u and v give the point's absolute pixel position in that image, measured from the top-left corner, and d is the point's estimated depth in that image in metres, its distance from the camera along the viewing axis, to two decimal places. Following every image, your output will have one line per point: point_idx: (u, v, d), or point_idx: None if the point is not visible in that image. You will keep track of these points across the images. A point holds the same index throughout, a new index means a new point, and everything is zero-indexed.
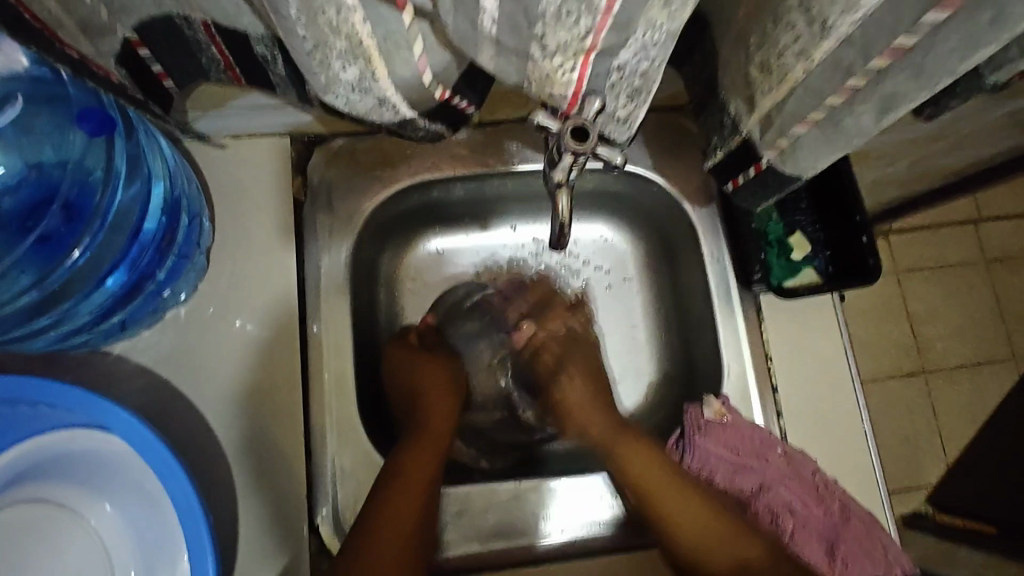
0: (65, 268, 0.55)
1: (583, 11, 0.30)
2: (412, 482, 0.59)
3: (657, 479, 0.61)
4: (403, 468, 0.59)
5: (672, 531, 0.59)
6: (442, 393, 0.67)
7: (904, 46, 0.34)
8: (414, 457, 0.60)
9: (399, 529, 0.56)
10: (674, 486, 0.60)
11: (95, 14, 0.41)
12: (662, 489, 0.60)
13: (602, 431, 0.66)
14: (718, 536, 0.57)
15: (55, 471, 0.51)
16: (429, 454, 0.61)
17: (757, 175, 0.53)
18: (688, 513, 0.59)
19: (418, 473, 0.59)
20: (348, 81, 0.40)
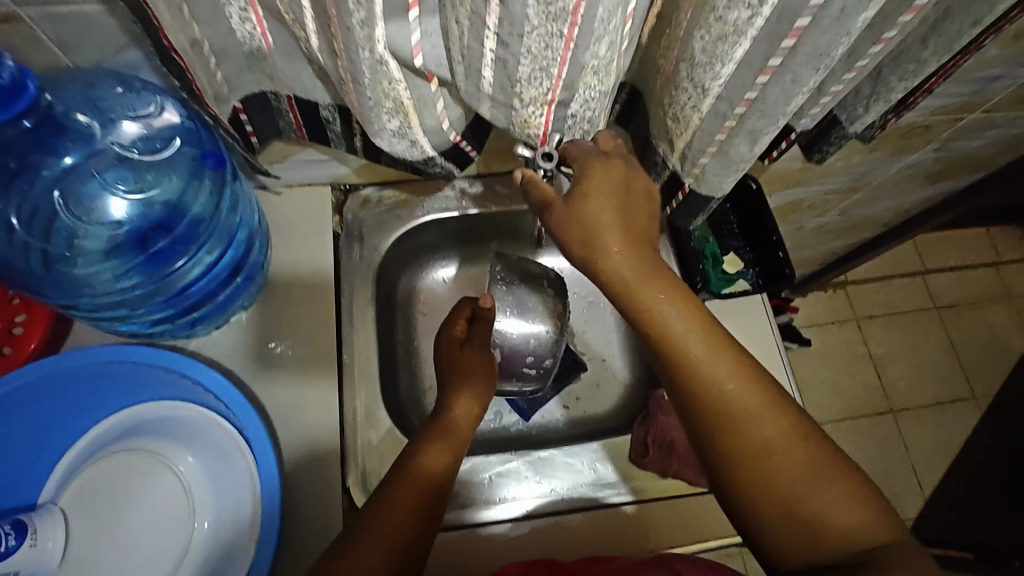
0: (168, 277, 0.68)
1: (544, 78, 0.49)
2: (416, 479, 0.64)
3: (719, 352, 0.53)
4: (412, 469, 0.65)
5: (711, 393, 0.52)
6: (468, 389, 0.74)
7: (750, 98, 0.55)
8: (433, 450, 0.68)
9: (402, 514, 0.61)
10: (736, 363, 0.53)
11: (222, 89, 0.60)
12: (717, 361, 0.53)
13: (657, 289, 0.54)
14: (766, 421, 0.52)
15: (151, 428, 0.66)
16: (441, 452, 0.68)
17: (684, 198, 0.72)
18: (748, 399, 0.52)
19: (431, 466, 0.66)
20: (392, 129, 0.59)
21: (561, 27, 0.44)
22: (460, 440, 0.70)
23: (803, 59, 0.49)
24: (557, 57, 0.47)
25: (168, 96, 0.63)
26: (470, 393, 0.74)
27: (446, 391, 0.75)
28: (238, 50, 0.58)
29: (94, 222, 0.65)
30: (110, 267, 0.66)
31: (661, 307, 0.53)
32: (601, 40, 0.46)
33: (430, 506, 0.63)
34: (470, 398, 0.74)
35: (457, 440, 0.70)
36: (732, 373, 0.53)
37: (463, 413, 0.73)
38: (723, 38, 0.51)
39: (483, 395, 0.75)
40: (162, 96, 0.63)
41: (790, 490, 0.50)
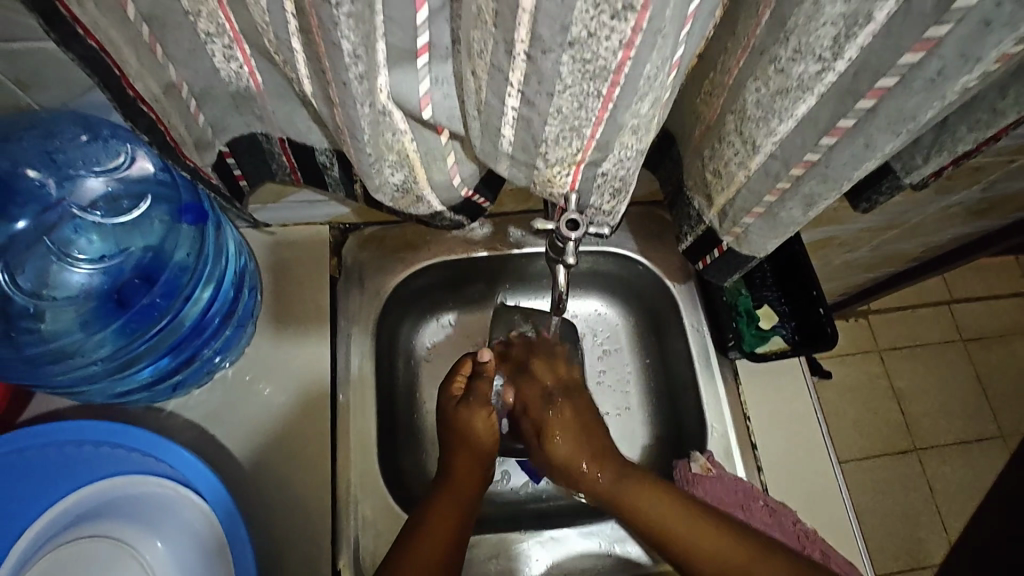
0: (149, 335, 0.62)
1: (574, 138, 0.42)
2: (438, 527, 0.63)
3: (664, 509, 0.65)
4: (427, 520, 0.64)
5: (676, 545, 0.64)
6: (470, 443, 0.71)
7: (811, 159, 0.47)
8: (442, 508, 0.65)
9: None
10: (695, 518, 0.64)
11: (204, 134, 0.53)
12: (671, 518, 0.65)
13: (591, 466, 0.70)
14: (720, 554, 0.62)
15: (114, 510, 0.58)
16: (449, 512, 0.65)
17: (720, 256, 0.65)
18: (700, 539, 0.63)
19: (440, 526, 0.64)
20: (394, 183, 0.51)
21: (599, 86, 0.36)
22: (468, 492, 0.68)
23: (882, 123, 0.41)
24: (591, 118, 0.39)
25: (138, 145, 0.60)
26: (479, 442, 0.71)
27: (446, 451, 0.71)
28: (223, 91, 0.51)
29: (70, 287, 0.62)
30: (83, 330, 0.61)
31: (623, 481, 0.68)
32: (644, 99, 0.39)
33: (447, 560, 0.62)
34: (470, 452, 0.70)
35: (462, 497, 0.67)
36: (678, 519, 0.65)
37: (466, 465, 0.69)
38: (782, 93, 0.44)
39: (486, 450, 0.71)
40: (133, 143, 0.60)
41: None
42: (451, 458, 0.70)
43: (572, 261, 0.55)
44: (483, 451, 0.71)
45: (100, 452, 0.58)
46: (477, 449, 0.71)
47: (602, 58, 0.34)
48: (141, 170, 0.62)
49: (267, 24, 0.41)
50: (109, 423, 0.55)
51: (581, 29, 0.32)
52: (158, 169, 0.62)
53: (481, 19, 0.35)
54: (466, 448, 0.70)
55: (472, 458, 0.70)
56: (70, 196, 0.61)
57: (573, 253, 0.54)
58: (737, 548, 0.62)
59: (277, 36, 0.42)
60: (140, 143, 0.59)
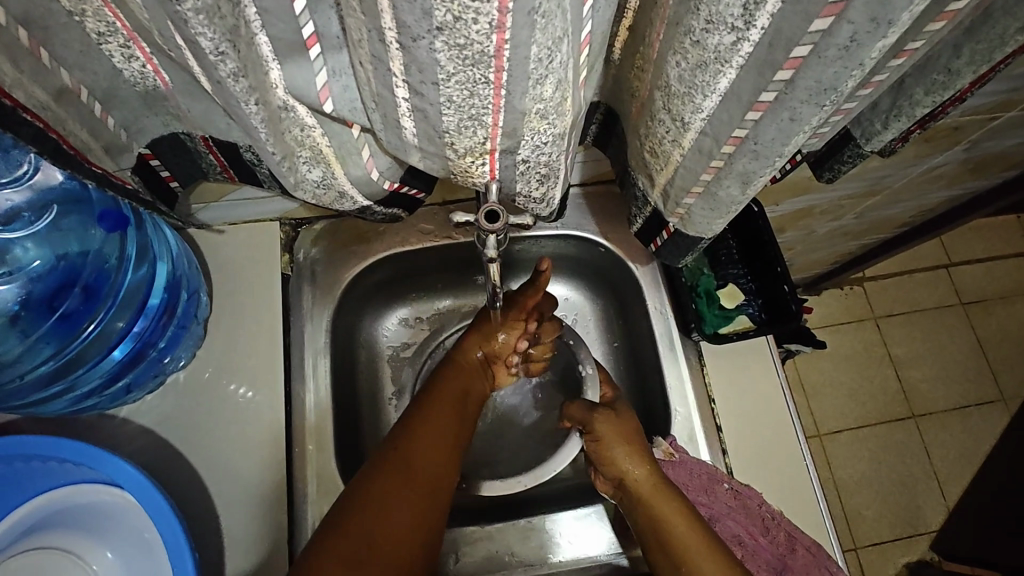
0: (79, 341, 0.62)
1: (477, 126, 0.39)
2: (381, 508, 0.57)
3: (679, 529, 0.61)
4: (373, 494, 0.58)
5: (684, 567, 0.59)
6: (464, 395, 0.69)
7: (740, 136, 0.44)
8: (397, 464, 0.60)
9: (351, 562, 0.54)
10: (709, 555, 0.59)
11: (116, 138, 0.51)
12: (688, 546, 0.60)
13: (643, 480, 0.65)
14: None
15: (69, 518, 0.59)
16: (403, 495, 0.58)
17: (670, 238, 0.62)
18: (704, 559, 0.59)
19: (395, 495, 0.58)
20: (314, 179, 0.50)
21: (484, 72, 0.34)
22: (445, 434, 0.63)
23: (802, 95, 0.39)
24: (487, 106, 0.37)
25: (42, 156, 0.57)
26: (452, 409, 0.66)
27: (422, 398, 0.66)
28: (129, 91, 0.48)
29: (3, 299, 0.62)
30: (19, 339, 0.61)
31: (656, 511, 0.63)
32: (544, 82, 0.36)
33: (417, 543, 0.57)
34: (438, 414, 0.64)
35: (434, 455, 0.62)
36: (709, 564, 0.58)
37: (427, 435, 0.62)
38: (701, 66, 0.41)
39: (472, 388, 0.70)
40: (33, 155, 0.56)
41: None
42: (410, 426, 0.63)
43: (494, 254, 0.53)
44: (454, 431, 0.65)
45: (35, 468, 0.57)
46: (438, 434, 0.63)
47: (477, 43, 0.31)
48: (48, 179, 0.60)
49: (148, 21, 0.39)
50: (40, 438, 0.55)
51: (445, 13, 0.30)
52: (67, 179, 0.60)
53: (351, 5, 0.32)
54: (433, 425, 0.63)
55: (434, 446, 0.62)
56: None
57: (497, 248, 0.52)
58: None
59: (161, 34, 0.39)
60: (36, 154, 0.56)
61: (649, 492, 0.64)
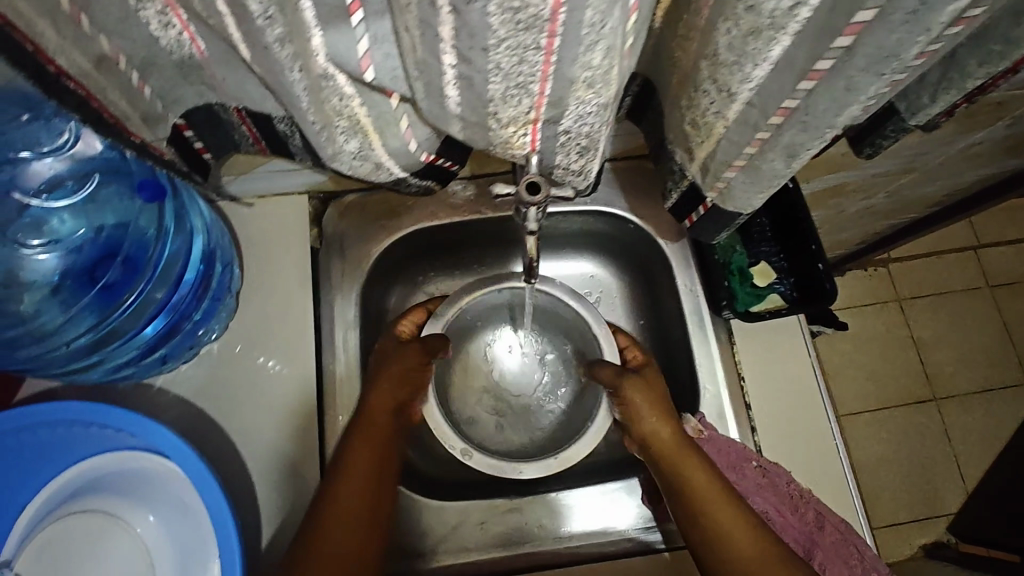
0: (122, 311, 0.62)
1: (523, 95, 0.39)
2: (348, 514, 0.58)
3: (709, 494, 0.61)
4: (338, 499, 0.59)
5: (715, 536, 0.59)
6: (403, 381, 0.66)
7: (789, 107, 0.43)
8: (363, 445, 0.61)
9: (354, 533, 0.58)
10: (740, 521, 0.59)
11: (153, 108, 0.51)
12: (718, 509, 0.60)
13: (670, 440, 0.65)
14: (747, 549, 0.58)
15: (113, 485, 0.60)
16: (354, 497, 0.59)
17: (705, 213, 0.61)
18: (733, 524, 0.59)
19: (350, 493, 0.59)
20: (350, 151, 0.50)
21: (536, 37, 0.33)
22: (393, 420, 0.64)
23: (861, 63, 0.37)
24: (535, 73, 0.36)
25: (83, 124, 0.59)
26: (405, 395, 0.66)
27: (370, 381, 0.67)
28: (166, 61, 0.48)
29: (42, 270, 0.62)
30: (60, 310, 0.61)
31: (685, 473, 0.63)
32: (594, 49, 0.35)
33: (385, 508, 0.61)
34: (375, 423, 0.63)
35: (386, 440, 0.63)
36: (739, 527, 0.59)
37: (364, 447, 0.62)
38: (753, 33, 0.39)
39: (418, 375, 0.67)
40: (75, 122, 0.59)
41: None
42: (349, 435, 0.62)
43: (535, 228, 0.53)
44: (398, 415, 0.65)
45: (73, 432, 0.59)
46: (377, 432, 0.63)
47: (532, 7, 0.31)
48: (88, 149, 0.61)
49: None
50: (73, 403, 0.55)
51: None
52: (105, 148, 0.61)
53: None
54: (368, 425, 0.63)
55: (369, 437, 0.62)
56: (14, 181, 0.60)
57: (537, 222, 0.52)
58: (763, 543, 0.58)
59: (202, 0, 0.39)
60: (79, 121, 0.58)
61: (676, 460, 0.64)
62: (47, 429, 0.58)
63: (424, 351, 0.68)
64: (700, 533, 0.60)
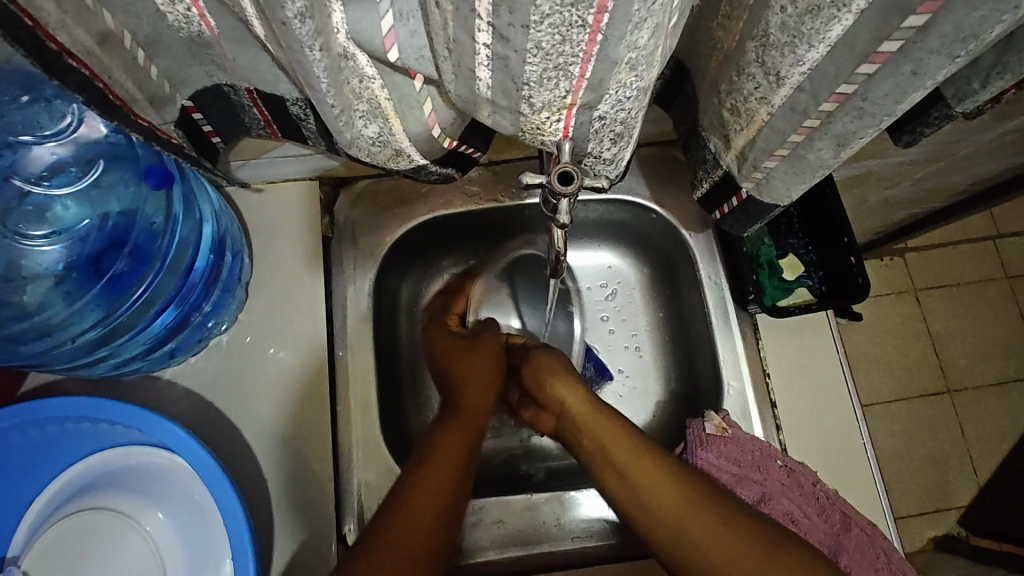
0: (130, 305, 0.60)
1: (561, 78, 0.36)
2: (429, 495, 0.56)
3: (625, 454, 0.61)
4: (414, 485, 0.57)
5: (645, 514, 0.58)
6: (488, 372, 0.71)
7: (845, 92, 0.40)
8: (452, 436, 0.62)
9: (421, 525, 0.54)
10: (662, 478, 0.59)
11: (160, 89, 0.48)
12: (635, 467, 0.60)
13: (579, 409, 0.67)
14: (658, 497, 0.58)
15: (122, 479, 0.58)
16: (434, 480, 0.57)
17: (739, 205, 0.58)
18: (649, 482, 0.59)
19: (433, 478, 0.57)
20: (369, 136, 0.47)
21: (583, 13, 0.30)
22: (481, 422, 0.67)
23: (935, 45, 0.34)
24: (578, 53, 0.33)
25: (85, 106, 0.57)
26: (484, 385, 0.70)
27: (454, 385, 0.69)
28: (173, 38, 0.45)
29: (45, 262, 0.59)
30: (65, 304, 0.59)
31: (596, 438, 0.64)
32: (643, 27, 0.32)
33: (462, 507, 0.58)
34: (466, 426, 0.64)
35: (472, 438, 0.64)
36: (668, 493, 0.58)
37: (455, 434, 0.63)
38: (811, 12, 0.36)
39: (497, 374, 0.72)
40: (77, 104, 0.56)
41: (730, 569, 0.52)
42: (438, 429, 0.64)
43: (566, 220, 0.49)
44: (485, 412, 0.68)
45: (82, 429, 0.57)
46: (472, 427, 0.65)
47: None
48: (92, 133, 0.59)
49: None
50: (77, 399, 0.53)
51: None
52: (110, 132, 0.59)
53: None
54: (463, 421, 0.65)
55: (457, 430, 0.64)
56: (16, 166, 0.57)
57: (568, 213, 0.49)
58: (684, 499, 0.57)
59: None
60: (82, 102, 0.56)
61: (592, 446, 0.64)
62: (55, 425, 0.56)
63: (495, 337, 0.75)
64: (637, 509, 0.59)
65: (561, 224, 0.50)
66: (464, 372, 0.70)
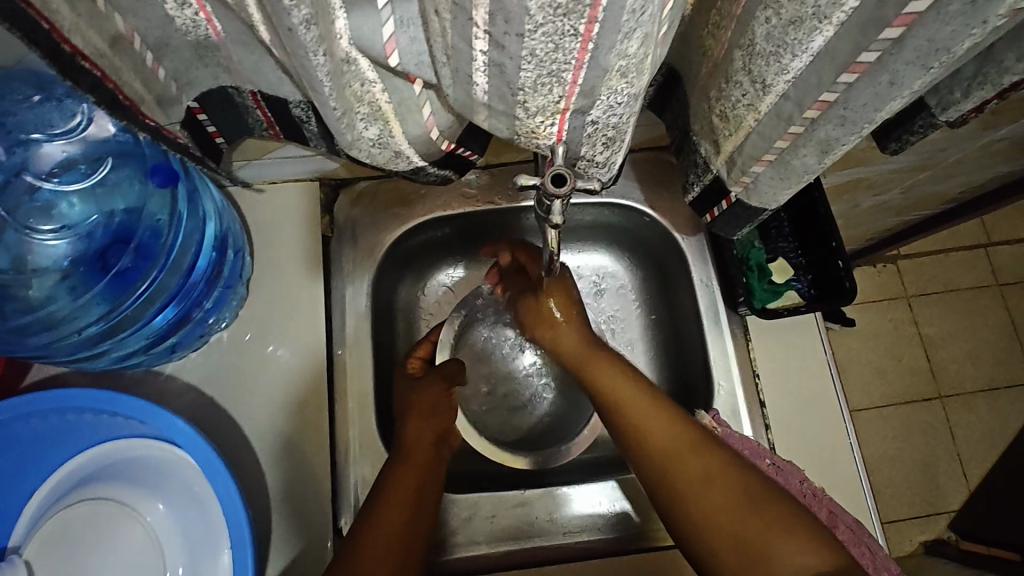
0: (136, 299, 0.61)
1: (554, 84, 0.37)
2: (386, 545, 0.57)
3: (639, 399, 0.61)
4: (366, 531, 0.57)
5: (636, 434, 0.60)
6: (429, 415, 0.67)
7: (827, 100, 0.41)
8: (401, 486, 0.61)
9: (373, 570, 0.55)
10: (681, 429, 0.59)
11: (168, 90, 0.50)
12: (645, 413, 0.60)
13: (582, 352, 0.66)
14: (663, 434, 0.59)
15: (122, 471, 0.59)
16: (390, 524, 0.58)
17: (728, 208, 0.60)
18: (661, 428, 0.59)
19: (386, 522, 0.58)
20: (369, 138, 0.48)
21: (574, 23, 0.32)
22: (430, 463, 0.64)
23: (909, 56, 0.36)
24: (570, 60, 0.35)
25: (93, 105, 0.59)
26: (440, 417, 0.67)
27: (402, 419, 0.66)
28: (181, 41, 0.46)
29: (54, 256, 0.61)
30: (72, 298, 0.60)
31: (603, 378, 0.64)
32: (632, 36, 0.34)
33: (416, 547, 0.58)
34: (416, 470, 0.62)
35: (428, 478, 0.63)
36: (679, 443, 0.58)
37: (406, 484, 0.61)
38: (795, 23, 0.38)
39: (444, 418, 0.67)
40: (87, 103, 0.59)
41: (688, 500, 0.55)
42: (392, 466, 0.63)
43: (559, 220, 0.51)
44: (441, 438, 0.66)
45: (86, 419, 0.59)
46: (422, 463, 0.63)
47: None
48: (101, 131, 0.61)
49: None
50: (84, 391, 0.55)
51: None
52: (118, 130, 0.61)
53: None
54: (411, 458, 0.63)
55: (405, 468, 0.62)
56: (28, 163, 0.60)
57: (561, 213, 0.50)
58: (698, 448, 0.57)
59: None
60: (90, 100, 0.58)
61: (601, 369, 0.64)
62: (56, 416, 0.57)
63: (442, 379, 0.69)
64: (626, 422, 0.61)
65: (552, 225, 0.52)
66: (416, 406, 0.67)
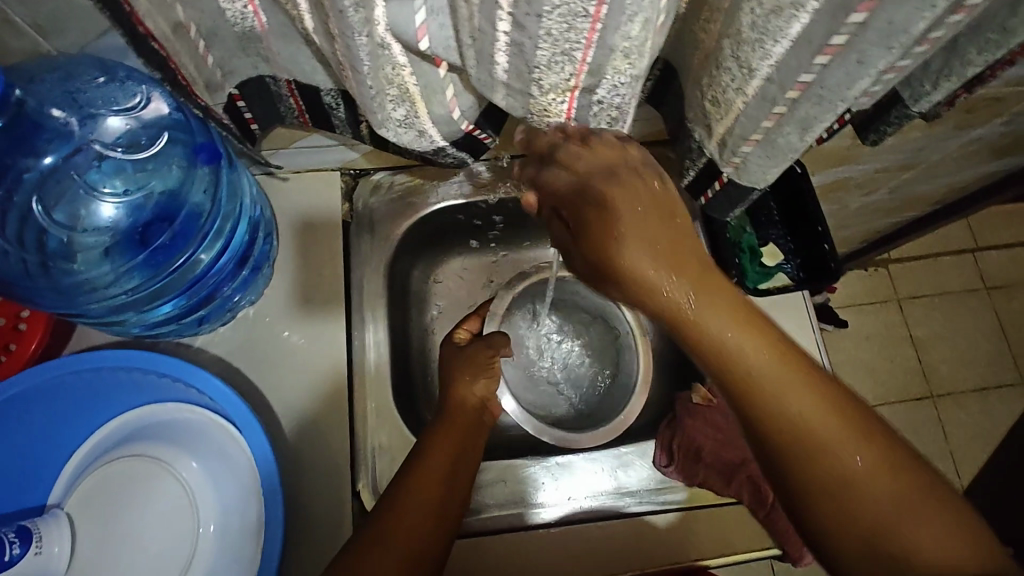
0: (173, 271, 0.65)
1: (567, 62, 0.43)
2: (428, 494, 0.60)
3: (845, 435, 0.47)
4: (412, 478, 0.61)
5: (787, 403, 0.47)
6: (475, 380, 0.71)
7: (806, 81, 0.47)
8: (443, 444, 0.64)
9: (414, 516, 0.58)
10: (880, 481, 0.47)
11: (214, 76, 0.56)
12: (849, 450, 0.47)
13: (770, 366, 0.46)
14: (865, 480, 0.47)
15: (156, 432, 0.64)
16: (436, 475, 0.61)
17: (721, 188, 0.66)
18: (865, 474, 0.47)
19: (432, 472, 0.61)
20: (397, 119, 0.54)
21: (586, 5, 0.37)
22: (473, 433, 0.67)
23: (872, 37, 0.42)
24: (582, 40, 0.40)
25: (153, 85, 0.61)
26: (483, 382, 0.71)
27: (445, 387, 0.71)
28: (229, 32, 0.52)
29: (97, 226, 0.63)
30: (112, 267, 0.63)
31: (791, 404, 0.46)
32: (634, 19, 0.40)
33: (457, 496, 0.61)
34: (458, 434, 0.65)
35: (466, 439, 0.66)
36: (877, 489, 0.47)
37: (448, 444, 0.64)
38: (775, 12, 0.43)
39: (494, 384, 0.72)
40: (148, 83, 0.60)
41: (828, 462, 0.47)
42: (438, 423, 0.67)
43: None
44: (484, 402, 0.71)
45: (123, 380, 0.64)
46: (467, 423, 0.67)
47: None
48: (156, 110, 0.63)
49: None
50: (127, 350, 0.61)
51: None
52: (173, 109, 0.63)
53: None
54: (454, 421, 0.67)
55: (450, 428, 0.66)
56: (95, 132, 0.62)
57: None
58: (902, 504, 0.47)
59: None
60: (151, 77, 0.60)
61: (726, 327, 0.46)
62: (92, 372, 0.63)
63: (489, 349, 0.73)
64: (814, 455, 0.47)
65: None
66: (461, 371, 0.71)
